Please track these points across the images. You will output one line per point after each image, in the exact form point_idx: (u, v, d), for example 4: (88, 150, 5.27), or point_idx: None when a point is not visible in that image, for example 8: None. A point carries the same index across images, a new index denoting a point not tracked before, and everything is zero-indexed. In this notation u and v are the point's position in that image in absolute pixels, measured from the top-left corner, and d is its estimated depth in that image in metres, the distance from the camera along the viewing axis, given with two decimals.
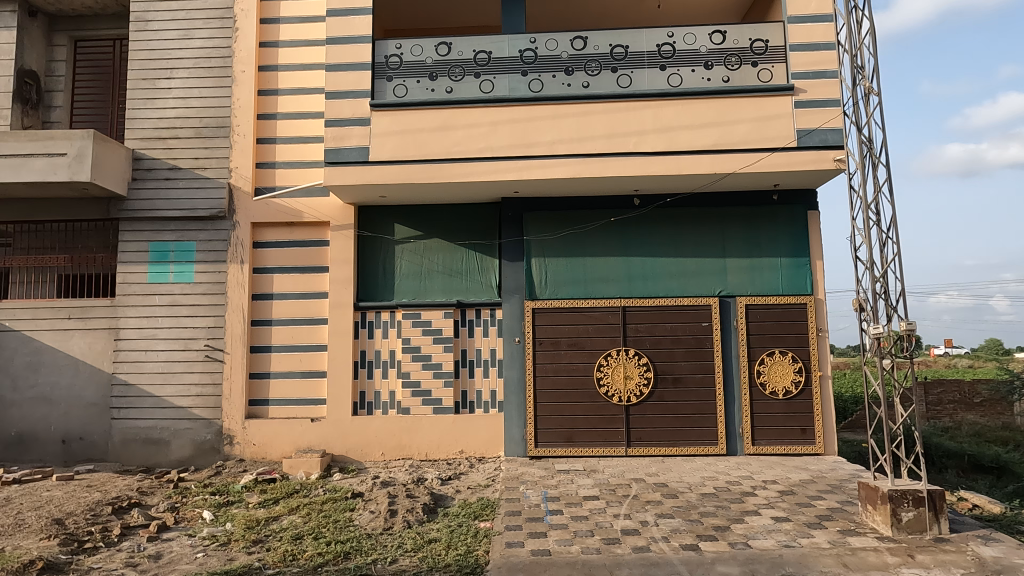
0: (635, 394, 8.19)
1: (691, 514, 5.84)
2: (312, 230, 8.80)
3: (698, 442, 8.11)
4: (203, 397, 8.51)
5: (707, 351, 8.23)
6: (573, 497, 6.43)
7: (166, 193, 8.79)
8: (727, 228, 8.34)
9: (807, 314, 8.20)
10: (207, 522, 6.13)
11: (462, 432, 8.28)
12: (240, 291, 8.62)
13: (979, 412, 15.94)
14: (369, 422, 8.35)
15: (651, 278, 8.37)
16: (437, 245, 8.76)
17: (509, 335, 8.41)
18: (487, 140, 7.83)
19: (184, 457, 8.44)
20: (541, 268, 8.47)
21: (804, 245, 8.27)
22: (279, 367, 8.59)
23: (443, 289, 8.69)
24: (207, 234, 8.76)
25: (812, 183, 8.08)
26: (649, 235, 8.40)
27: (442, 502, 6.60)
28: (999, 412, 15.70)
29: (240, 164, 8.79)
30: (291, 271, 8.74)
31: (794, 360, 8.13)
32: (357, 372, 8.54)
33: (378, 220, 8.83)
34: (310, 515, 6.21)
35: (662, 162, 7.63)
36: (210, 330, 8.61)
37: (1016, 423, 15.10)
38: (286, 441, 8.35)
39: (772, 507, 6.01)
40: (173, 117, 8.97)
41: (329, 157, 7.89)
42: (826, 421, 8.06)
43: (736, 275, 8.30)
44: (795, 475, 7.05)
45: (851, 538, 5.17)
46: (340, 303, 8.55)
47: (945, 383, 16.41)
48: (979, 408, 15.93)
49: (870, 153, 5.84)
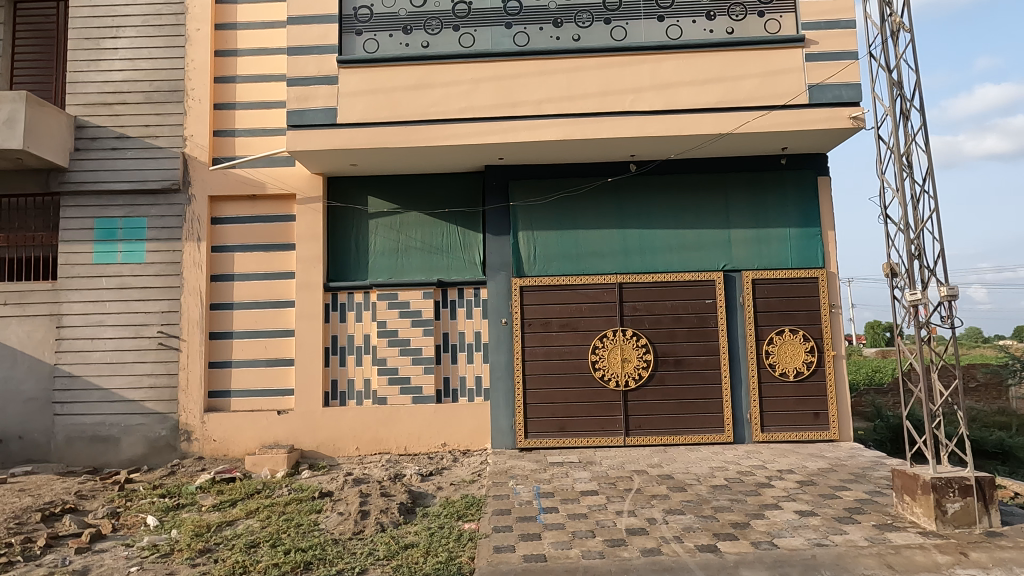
0: (633, 378, 7.50)
1: (703, 510, 5.15)
2: (276, 204, 8.00)
3: (703, 429, 7.43)
4: (157, 389, 7.69)
5: (711, 330, 7.55)
6: (569, 492, 5.72)
7: (113, 165, 7.91)
8: (730, 196, 7.66)
9: (819, 289, 7.55)
10: (150, 529, 5.35)
11: (444, 423, 7.54)
12: (196, 272, 7.79)
13: (974, 397, 15.46)
14: (342, 413, 7.59)
15: (649, 252, 7.66)
16: (415, 219, 8.00)
17: (495, 316, 7.68)
18: (468, 99, 7.06)
19: (136, 456, 7.61)
20: (529, 243, 7.73)
21: (814, 214, 7.62)
22: (242, 355, 7.80)
23: (422, 268, 7.94)
24: (159, 210, 7.92)
25: (824, 145, 7.40)
26: (648, 205, 7.69)
27: (422, 501, 5.84)
28: (994, 396, 15.20)
29: (196, 132, 7.96)
30: (253, 249, 7.93)
31: (805, 339, 7.47)
32: (328, 359, 7.79)
33: (350, 191, 8.06)
34: (269, 519, 5.44)
35: (662, 122, 6.91)
36: (164, 316, 7.78)
37: (1012, 408, 14.63)
38: (250, 436, 7.56)
39: (794, 500, 5.32)
40: (119, 81, 8.07)
41: (292, 120, 7.09)
42: (841, 404, 7.41)
43: (741, 247, 7.61)
44: (813, 464, 6.39)
45: (891, 534, 4.52)
46: (308, 284, 7.77)
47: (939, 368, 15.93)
48: (975, 393, 15.38)
49: (901, 98, 5.13)
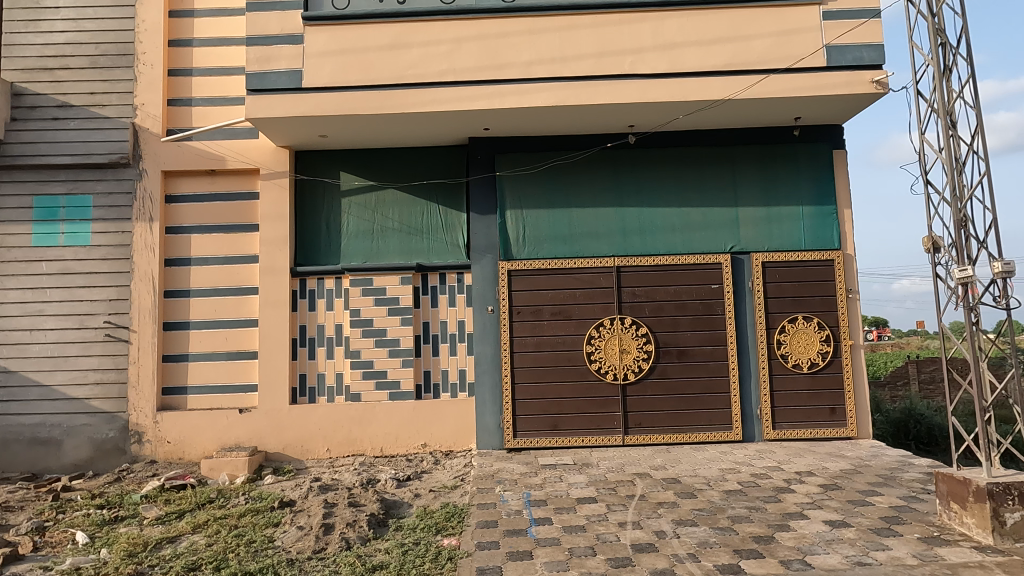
0: (633, 372, 6.83)
1: (719, 521, 4.48)
2: (238, 181, 7.24)
3: (708, 427, 6.77)
4: (104, 386, 6.92)
5: (717, 318, 6.88)
6: (564, 500, 5.03)
7: (53, 136, 7.08)
8: (738, 171, 6.99)
9: (835, 273, 6.90)
10: (77, 548, 4.59)
11: (425, 422, 6.83)
12: (148, 255, 7.01)
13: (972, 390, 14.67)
14: (312, 411, 6.86)
15: (650, 233, 6.97)
16: (392, 197, 7.27)
17: (481, 304, 6.97)
18: (449, 61, 6.34)
19: (80, 460, 6.83)
20: (518, 223, 7.02)
21: (830, 191, 6.97)
22: (200, 348, 7.03)
23: (400, 251, 7.21)
24: (106, 186, 7.12)
25: (841, 115, 6.76)
26: (648, 180, 7.02)
27: (396, 512, 5.11)
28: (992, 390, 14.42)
29: (147, 101, 7.16)
30: (211, 230, 7.16)
31: (820, 327, 6.82)
32: (296, 352, 7.05)
33: (320, 167, 7.32)
34: (217, 536, 4.70)
35: (665, 86, 6.22)
36: (112, 304, 7.00)
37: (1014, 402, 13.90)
38: (207, 437, 6.81)
39: (820, 508, 4.66)
40: (61, 43, 7.25)
41: (252, 83, 6.31)
42: (860, 399, 6.76)
43: (750, 227, 6.94)
44: (834, 465, 5.74)
45: (941, 550, 3.86)
46: (273, 268, 7.02)
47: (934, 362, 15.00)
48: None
49: (946, 46, 4.45)
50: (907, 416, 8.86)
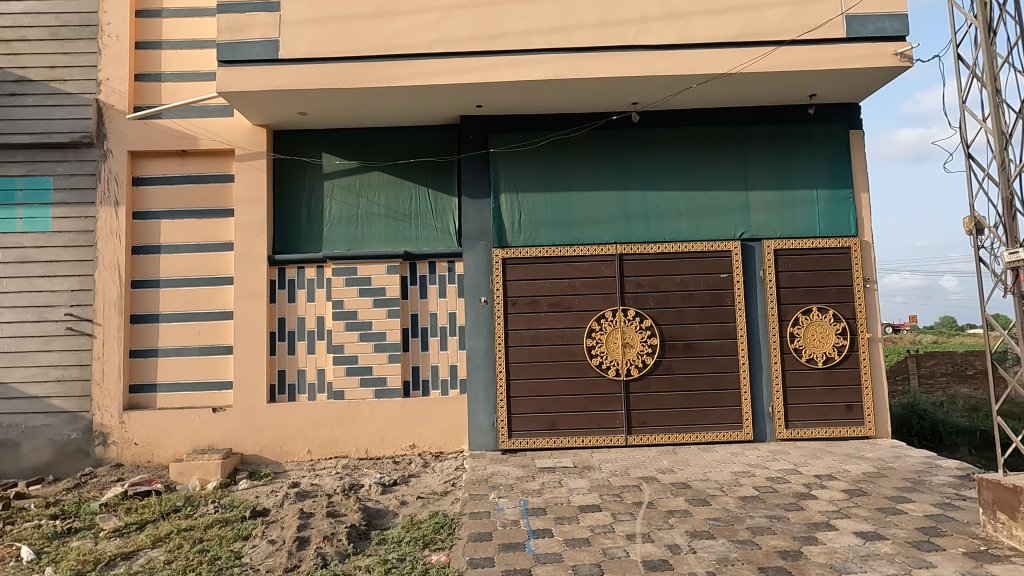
0: (636, 366, 6.37)
1: (737, 533, 4.03)
2: (212, 162, 6.72)
3: (717, 425, 6.33)
4: (66, 384, 6.40)
5: (727, 310, 6.44)
6: (565, 508, 4.57)
7: (9, 113, 6.52)
8: (748, 153, 6.54)
9: (852, 261, 6.46)
10: (20, 566, 4.09)
11: (413, 421, 6.36)
12: (114, 242, 6.48)
13: (972, 385, 13.63)
14: (291, 410, 6.37)
15: (655, 219, 6.51)
16: (378, 180, 6.78)
17: (473, 295, 6.49)
18: (439, 31, 5.86)
19: (40, 464, 6.30)
20: (513, 208, 6.54)
21: (846, 174, 6.53)
22: (170, 342, 6.52)
23: (387, 238, 6.72)
24: (68, 168, 6.58)
25: (858, 91, 6.31)
26: (652, 162, 6.55)
27: (379, 523, 4.63)
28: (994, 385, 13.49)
29: (112, 75, 6.62)
30: (182, 215, 6.64)
31: (836, 319, 6.39)
32: (275, 347, 6.56)
33: (300, 148, 6.81)
34: (178, 552, 4.20)
35: (673, 58, 5.75)
36: (74, 295, 6.47)
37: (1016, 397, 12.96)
38: (178, 439, 6.31)
39: (848, 518, 4.22)
40: (18, 12, 6.69)
41: (224, 54, 5.79)
42: (878, 396, 6.34)
43: (761, 212, 6.49)
44: (856, 468, 5.30)
45: (993, 568, 3.42)
46: (249, 256, 6.52)
47: (937, 355, 14.02)
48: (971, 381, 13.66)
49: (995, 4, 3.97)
50: (910, 412, 8.25)
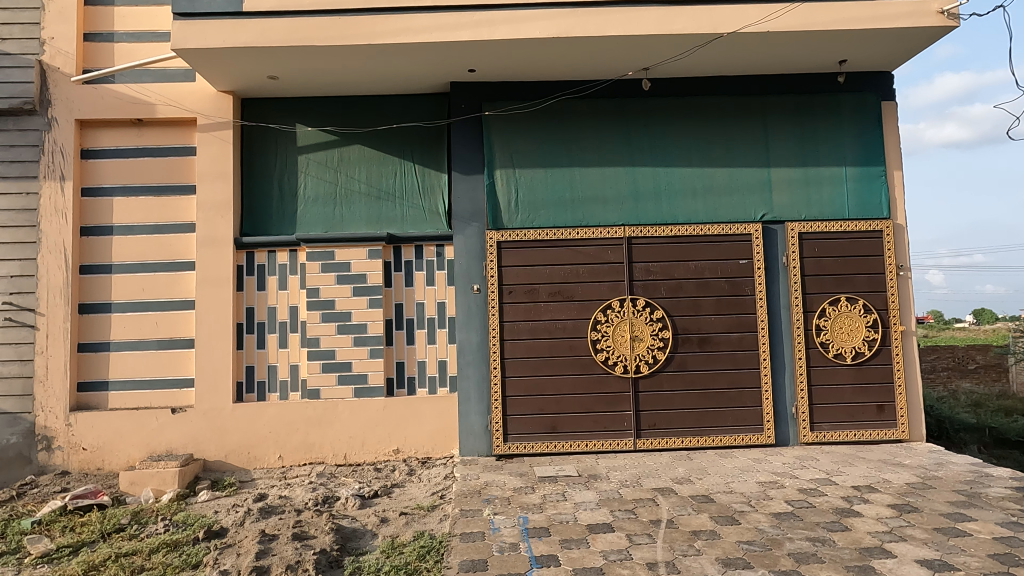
0: (646, 362, 5.73)
1: (778, 562, 3.40)
2: (171, 133, 5.99)
3: (735, 428, 5.71)
4: (4, 381, 5.65)
5: (746, 300, 5.80)
6: (572, 529, 3.92)
7: None
8: (770, 125, 5.90)
9: (884, 246, 5.84)
10: None
11: (397, 423, 5.69)
12: (59, 221, 5.74)
13: (972, 379, 12.88)
14: (260, 411, 5.68)
15: (667, 198, 5.86)
16: (358, 155, 6.08)
17: (465, 283, 5.82)
18: None
19: None
20: (509, 186, 5.86)
21: (877, 150, 5.91)
22: (124, 335, 5.80)
23: (368, 218, 6.03)
24: (5, 137, 5.79)
25: (893, 56, 5.69)
26: (664, 135, 5.90)
27: (354, 546, 3.97)
28: (993, 378, 12.73)
29: (58, 34, 5.86)
30: (138, 193, 5.91)
31: (866, 310, 5.78)
32: (242, 340, 5.87)
33: (271, 119, 6.09)
34: None
35: (691, 15, 5.09)
36: (13, 282, 5.71)
37: (1009, 389, 12.10)
38: (133, 444, 5.62)
39: (905, 541, 3.60)
40: None
41: (181, 6, 5.07)
42: (912, 395, 5.74)
43: (784, 191, 5.86)
44: (897, 477, 4.69)
45: None
46: (212, 239, 5.81)
47: (938, 349, 13.45)
48: (973, 375, 12.94)
49: None
50: None
